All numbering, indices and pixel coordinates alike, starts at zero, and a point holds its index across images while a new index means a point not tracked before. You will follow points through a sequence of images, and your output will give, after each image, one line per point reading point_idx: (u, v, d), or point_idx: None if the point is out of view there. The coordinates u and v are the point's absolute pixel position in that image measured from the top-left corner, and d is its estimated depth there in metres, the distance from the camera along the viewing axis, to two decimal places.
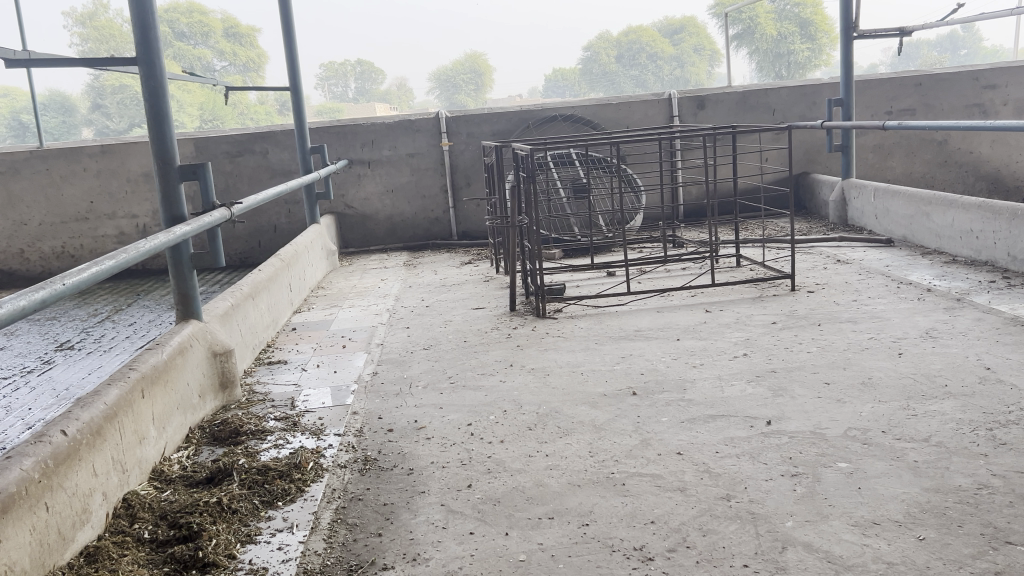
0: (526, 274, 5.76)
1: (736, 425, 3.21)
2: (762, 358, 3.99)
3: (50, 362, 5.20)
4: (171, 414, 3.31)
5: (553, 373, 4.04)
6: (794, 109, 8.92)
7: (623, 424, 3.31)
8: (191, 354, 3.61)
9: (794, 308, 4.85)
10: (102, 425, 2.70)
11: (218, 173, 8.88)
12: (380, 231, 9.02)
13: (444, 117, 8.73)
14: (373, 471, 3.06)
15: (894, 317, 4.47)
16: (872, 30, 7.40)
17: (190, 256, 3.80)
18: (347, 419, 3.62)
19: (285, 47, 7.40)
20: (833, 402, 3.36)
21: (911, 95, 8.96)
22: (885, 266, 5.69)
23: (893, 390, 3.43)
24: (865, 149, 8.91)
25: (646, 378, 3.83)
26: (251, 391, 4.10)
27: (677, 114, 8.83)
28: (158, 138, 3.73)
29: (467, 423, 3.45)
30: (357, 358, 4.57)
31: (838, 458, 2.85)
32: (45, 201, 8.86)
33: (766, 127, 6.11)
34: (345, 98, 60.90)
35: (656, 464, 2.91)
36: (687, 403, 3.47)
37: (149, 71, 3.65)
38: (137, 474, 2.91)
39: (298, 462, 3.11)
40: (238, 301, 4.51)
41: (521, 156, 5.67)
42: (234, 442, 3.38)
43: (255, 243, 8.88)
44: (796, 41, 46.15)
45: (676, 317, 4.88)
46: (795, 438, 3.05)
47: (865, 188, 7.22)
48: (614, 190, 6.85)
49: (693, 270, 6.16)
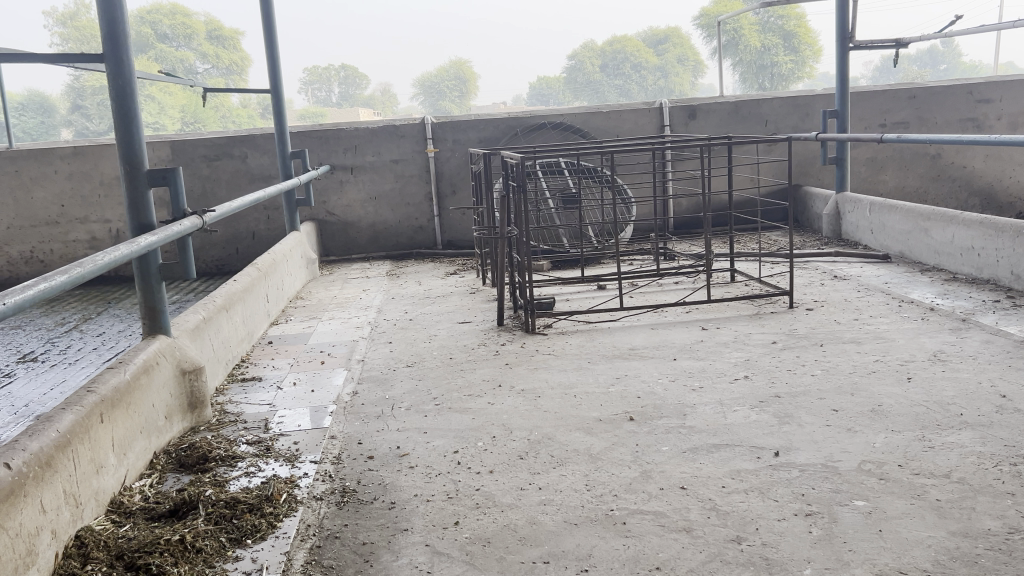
0: (515, 287, 5.54)
1: (742, 456, 3.00)
2: (765, 382, 3.78)
3: (10, 375, 4.91)
4: (133, 439, 3.06)
5: (545, 395, 3.81)
6: (787, 120, 8.77)
7: (620, 453, 3.09)
8: (158, 373, 3.36)
9: (794, 327, 4.66)
10: (53, 456, 2.44)
11: (195, 178, 8.60)
12: (362, 240, 8.78)
13: (429, 123, 8.51)
14: (351, 505, 2.82)
15: (899, 338, 4.29)
16: (868, 42, 7.23)
17: (158, 267, 3.56)
18: (325, 444, 3.37)
19: (266, 48, 7.16)
20: (843, 432, 3.16)
21: (905, 108, 8.85)
22: (885, 283, 5.53)
23: (907, 419, 3.23)
24: (858, 162, 8.78)
25: (643, 402, 3.62)
26: (222, 411, 3.85)
27: (667, 124, 8.67)
28: (125, 140, 3.48)
29: (454, 451, 3.23)
30: (336, 376, 4.33)
31: (854, 496, 2.64)
32: (14, 204, 8.55)
33: (762, 139, 5.93)
34: (328, 103, 60.23)
35: (658, 501, 2.70)
36: (688, 431, 3.26)
37: (116, 69, 3.40)
38: (93, 508, 2.66)
39: (270, 494, 2.86)
40: (211, 314, 4.26)
41: (510, 164, 5.46)
42: (201, 470, 3.14)
43: (232, 250, 8.61)
44: (780, 52, 46.43)
45: (672, 335, 4.67)
46: (807, 471, 2.85)
47: (861, 202, 7.06)
48: (605, 201, 6.66)
49: (686, 285, 5.97)
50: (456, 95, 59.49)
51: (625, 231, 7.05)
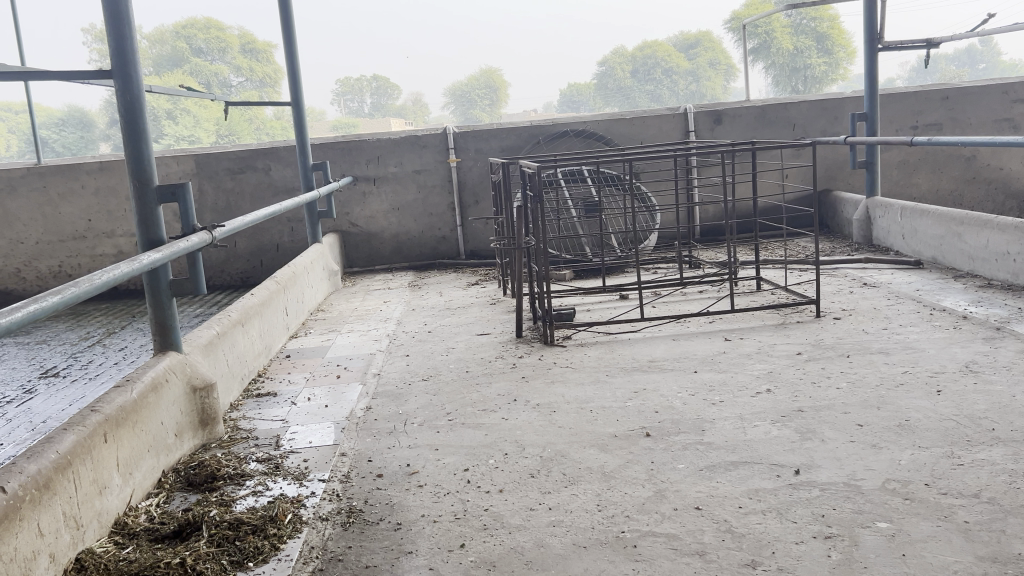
0: (534, 298, 5.45)
1: (760, 474, 2.89)
2: (788, 396, 3.65)
3: (32, 390, 4.95)
4: (140, 457, 3.03)
5: (561, 410, 3.72)
6: (815, 124, 8.60)
7: (635, 471, 3.00)
8: (167, 391, 3.33)
9: (820, 337, 4.53)
10: (52, 478, 2.41)
11: (219, 191, 8.65)
12: (385, 250, 8.76)
13: (451, 133, 8.48)
14: (357, 526, 2.76)
15: (929, 348, 4.14)
16: (897, 42, 7.05)
17: (168, 282, 3.53)
18: (334, 461, 3.32)
19: (286, 60, 7.17)
20: (868, 448, 3.03)
21: (938, 109, 8.64)
22: (916, 290, 5.36)
23: (936, 434, 3.09)
24: (889, 166, 8.58)
25: (661, 417, 3.51)
26: (235, 428, 3.81)
27: (692, 129, 8.55)
28: (134, 156, 3.46)
29: (464, 468, 3.16)
30: (351, 391, 4.28)
31: (877, 517, 2.52)
32: (42, 219, 8.66)
33: (786, 144, 5.79)
34: (360, 114, 60.68)
35: (672, 522, 2.60)
36: (706, 447, 3.16)
37: (124, 85, 3.39)
38: (95, 529, 2.62)
39: (274, 515, 2.81)
40: (225, 329, 4.24)
41: (528, 174, 5.39)
42: (209, 488, 3.10)
43: (257, 262, 8.64)
44: (812, 54, 45.88)
45: (693, 347, 4.56)
46: (828, 491, 2.73)
47: (891, 206, 6.89)
48: (627, 209, 6.56)
49: (710, 294, 5.84)
50: (486, 104, 59.65)
51: (649, 239, 6.94)
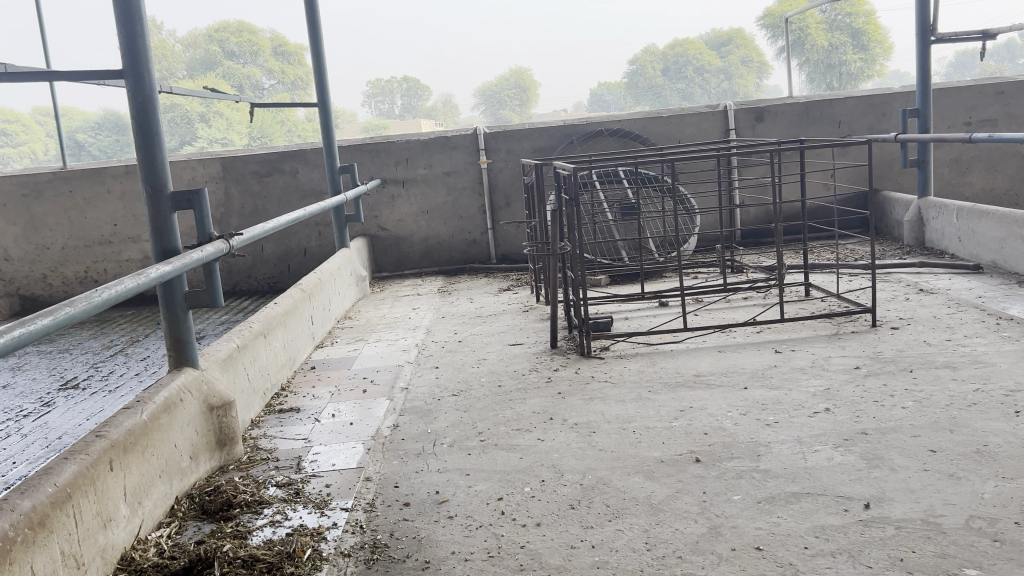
0: (569, 305, 5.18)
1: (827, 509, 2.61)
2: (849, 416, 3.37)
3: (50, 404, 4.78)
4: (151, 484, 2.82)
5: (600, 430, 3.46)
6: (862, 120, 8.25)
7: (685, 503, 2.73)
8: (180, 411, 3.12)
9: (878, 350, 4.22)
10: (48, 514, 2.20)
11: (246, 194, 8.49)
12: (415, 254, 8.55)
13: (482, 133, 8.25)
14: (382, 564, 2.51)
15: (1001, 362, 3.82)
16: (952, 34, 6.66)
17: (183, 294, 3.33)
18: (358, 488, 3.08)
19: (312, 59, 6.98)
20: (945, 478, 2.74)
21: (992, 104, 8.24)
22: (978, 297, 5.03)
23: (1020, 463, 2.78)
24: (940, 164, 8.21)
25: (711, 440, 3.24)
26: (255, 447, 3.60)
27: (733, 127, 8.25)
28: (147, 161, 3.26)
29: (498, 497, 2.91)
30: (377, 406, 4.05)
31: (964, 563, 2.23)
32: (68, 224, 8.57)
33: (836, 143, 5.47)
34: (391, 115, 60.73)
35: (730, 565, 2.33)
36: (763, 475, 2.88)
37: (136, 85, 3.19)
38: (98, 567, 2.41)
39: (292, 550, 2.57)
40: (246, 342, 4.02)
41: (562, 175, 5.12)
42: (224, 518, 2.88)
43: (285, 266, 8.48)
44: (847, 51, 44.89)
45: (741, 360, 4.27)
46: (904, 529, 2.44)
47: (946, 207, 6.54)
48: (666, 211, 6.28)
49: (756, 301, 5.55)
50: (516, 103, 59.27)
51: (689, 242, 6.66)
